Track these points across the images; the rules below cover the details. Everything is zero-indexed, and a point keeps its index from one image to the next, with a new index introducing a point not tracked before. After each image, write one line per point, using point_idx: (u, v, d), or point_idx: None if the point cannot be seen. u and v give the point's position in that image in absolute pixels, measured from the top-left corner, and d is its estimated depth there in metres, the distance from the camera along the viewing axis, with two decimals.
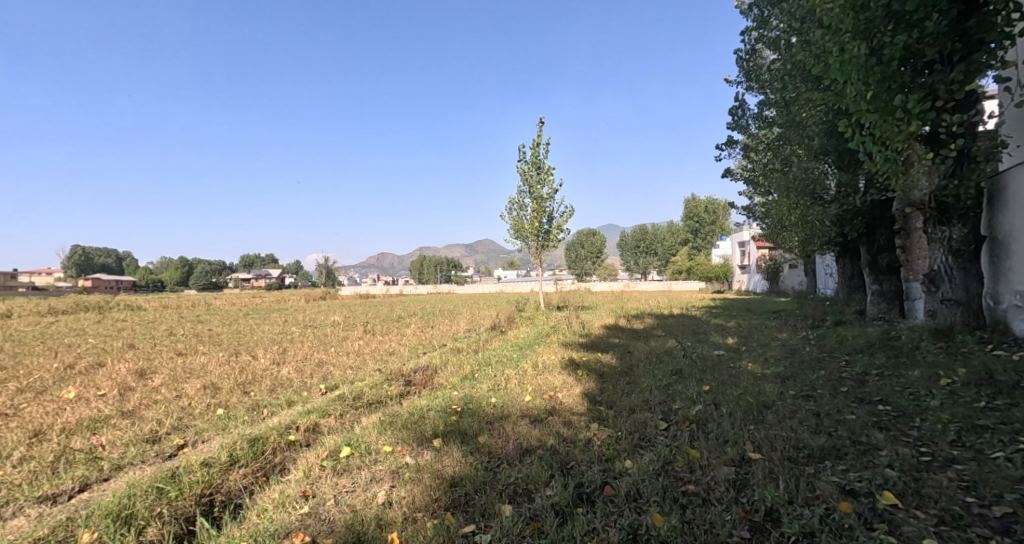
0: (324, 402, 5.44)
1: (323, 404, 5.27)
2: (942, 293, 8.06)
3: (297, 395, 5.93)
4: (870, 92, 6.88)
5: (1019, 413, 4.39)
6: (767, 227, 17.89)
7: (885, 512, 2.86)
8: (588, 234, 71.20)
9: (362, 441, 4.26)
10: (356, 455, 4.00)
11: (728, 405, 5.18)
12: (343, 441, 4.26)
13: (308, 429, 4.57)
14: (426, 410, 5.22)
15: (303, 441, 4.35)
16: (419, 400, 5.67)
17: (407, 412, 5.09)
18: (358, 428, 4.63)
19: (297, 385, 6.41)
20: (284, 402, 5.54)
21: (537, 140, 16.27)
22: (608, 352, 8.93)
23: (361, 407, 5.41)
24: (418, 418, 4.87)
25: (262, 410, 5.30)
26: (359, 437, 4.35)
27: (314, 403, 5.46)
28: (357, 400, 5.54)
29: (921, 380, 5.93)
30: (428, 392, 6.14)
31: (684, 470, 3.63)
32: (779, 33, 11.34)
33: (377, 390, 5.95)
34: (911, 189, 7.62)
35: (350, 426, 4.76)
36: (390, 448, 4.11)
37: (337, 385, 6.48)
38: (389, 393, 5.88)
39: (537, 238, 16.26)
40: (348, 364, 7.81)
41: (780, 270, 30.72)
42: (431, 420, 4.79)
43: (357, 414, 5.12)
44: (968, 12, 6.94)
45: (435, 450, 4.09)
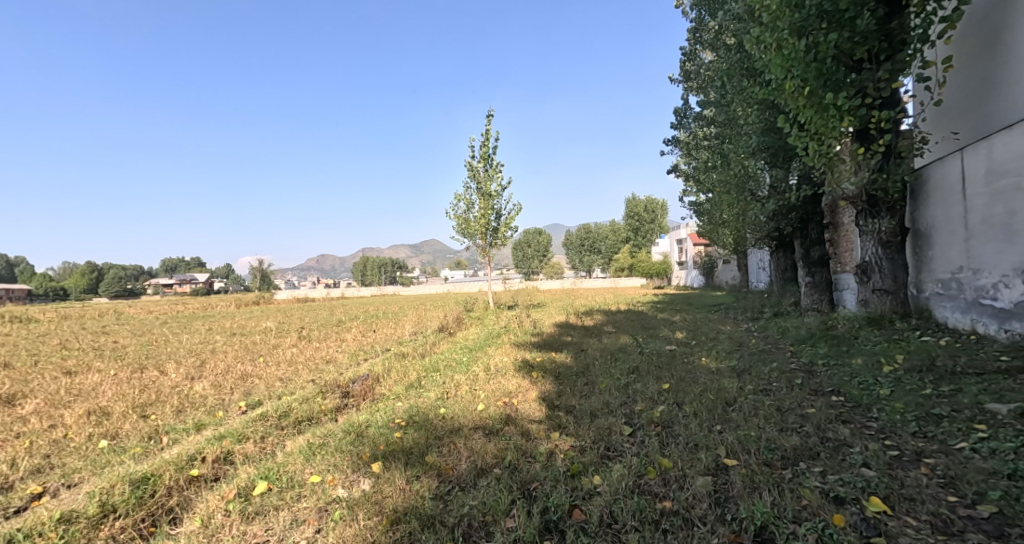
0: (241, 423, 4.67)
1: (240, 427, 4.52)
2: (872, 283, 7.36)
3: (210, 416, 5.12)
4: (806, 89, 6.19)
5: (969, 397, 3.99)
6: (705, 224, 18.33)
7: (877, 522, 2.60)
8: (534, 233, 71.34)
9: (284, 472, 3.62)
10: (274, 491, 3.37)
11: (692, 404, 4.90)
12: (259, 473, 3.58)
13: (217, 459, 3.82)
14: (366, 426, 4.59)
15: (209, 475, 3.62)
16: (357, 415, 5.01)
17: (344, 431, 4.45)
18: (282, 455, 3.96)
19: (211, 404, 5.56)
20: (191, 425, 4.73)
21: (484, 137, 15.62)
22: (562, 351, 8.55)
23: (289, 426, 4.71)
24: (356, 437, 4.25)
25: (161, 437, 4.48)
26: (281, 467, 3.69)
27: (230, 425, 4.70)
28: (283, 419, 4.82)
29: (866, 369, 5.43)
30: (369, 404, 5.48)
31: (658, 484, 3.28)
32: (715, 31, 11.35)
33: (308, 404, 5.22)
34: (838, 186, 7.11)
35: (270, 453, 4.06)
36: (318, 478, 3.49)
37: (261, 400, 5.67)
38: (323, 407, 5.19)
39: (485, 236, 15.65)
40: (276, 375, 6.96)
41: (716, 266, 31.91)
42: (370, 439, 4.17)
43: (281, 436, 4.44)
44: (891, 12, 6.38)
45: (374, 477, 3.52)
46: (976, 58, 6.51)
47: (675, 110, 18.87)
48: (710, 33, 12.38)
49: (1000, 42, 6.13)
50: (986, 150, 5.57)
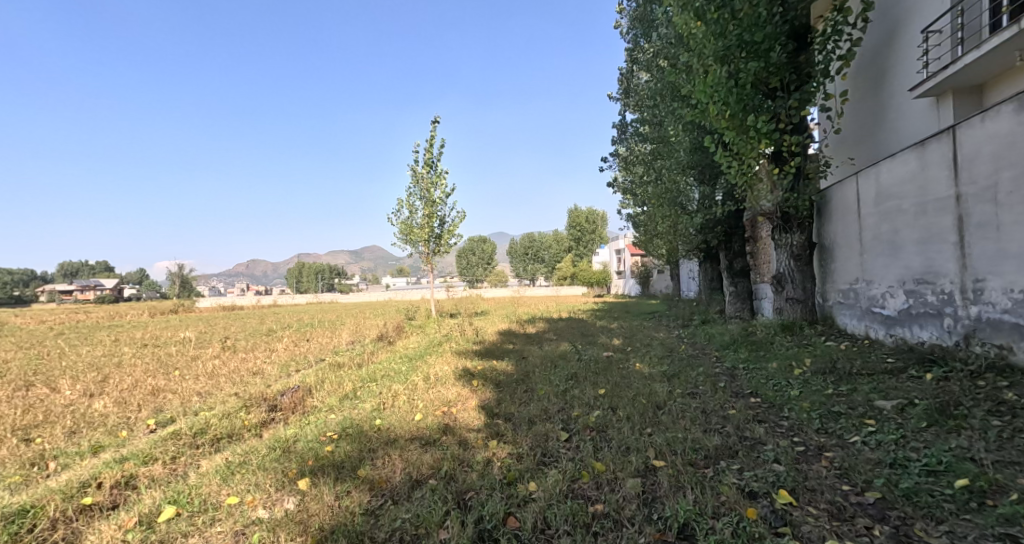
0: (148, 443, 4.37)
1: (147, 447, 4.23)
2: (785, 292, 7.98)
3: (110, 437, 4.73)
4: (728, 113, 6.68)
5: (862, 396, 4.42)
6: (641, 235, 19.13)
7: (784, 513, 2.82)
8: (478, 241, 71.31)
9: (197, 495, 3.43)
10: (185, 516, 3.19)
11: (625, 408, 5.10)
12: (167, 497, 3.38)
13: (116, 484, 3.60)
14: (295, 441, 4.41)
15: (105, 503, 3.38)
16: (284, 429, 4.81)
17: (269, 447, 4.26)
18: (195, 476, 3.74)
19: (113, 423, 5.14)
20: (85, 448, 4.36)
21: (430, 142, 15.46)
22: (503, 359, 8.61)
23: (206, 444, 4.45)
24: (281, 454, 4.09)
25: (47, 463, 4.11)
26: (193, 490, 3.49)
27: (135, 446, 4.38)
28: (198, 436, 4.55)
29: (780, 372, 5.89)
30: (298, 418, 5.27)
31: (591, 487, 3.40)
32: (649, 53, 11.95)
33: (230, 420, 4.95)
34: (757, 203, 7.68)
35: (182, 474, 3.82)
36: (237, 499, 3.34)
37: (174, 417, 5.31)
38: (246, 422, 4.94)
39: (428, 243, 15.46)
40: (193, 390, 6.52)
41: (651, 275, 33.25)
42: (297, 455, 4.03)
43: (195, 455, 4.19)
44: (799, 47, 7.03)
45: (301, 494, 3.41)
46: (869, 92, 7.25)
47: (614, 125, 19.57)
48: (644, 55, 13.02)
49: (887, 79, 6.88)
50: (876, 176, 6.18)
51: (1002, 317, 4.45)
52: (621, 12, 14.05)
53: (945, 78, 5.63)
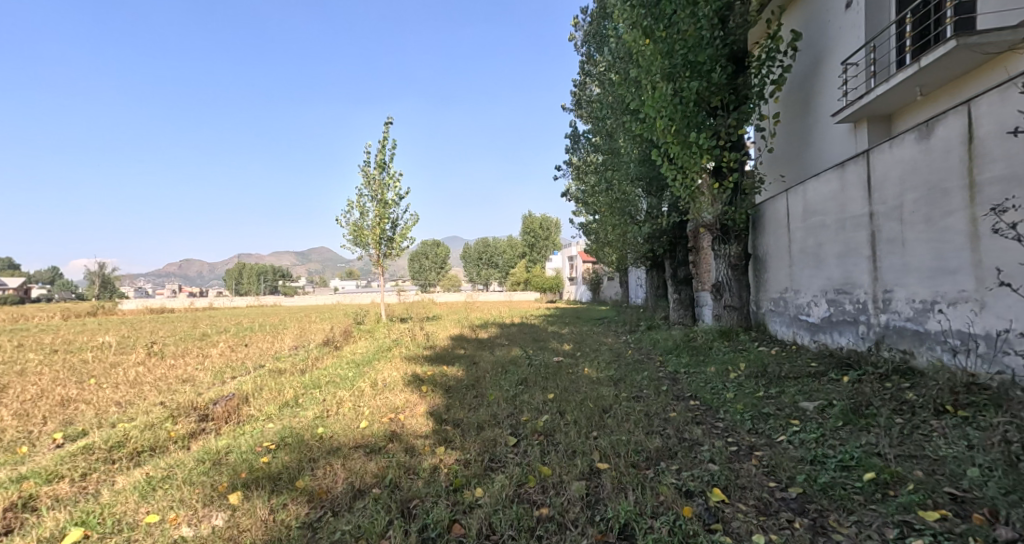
0: (54, 459, 4.05)
1: (52, 464, 3.93)
2: (724, 300, 8.40)
3: (10, 453, 4.35)
4: (673, 128, 6.99)
5: (789, 398, 4.73)
6: (592, 243, 19.59)
7: (717, 510, 2.98)
8: (431, 245, 70.52)
9: (112, 514, 3.23)
10: (97, 537, 3.00)
11: (573, 413, 5.21)
12: (74, 519, 3.16)
13: (12, 506, 3.34)
14: (227, 452, 4.21)
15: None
16: (215, 440, 4.58)
17: (197, 459, 4.05)
18: (109, 493, 3.51)
19: (14, 438, 4.72)
20: None
21: (383, 143, 15.19)
22: (454, 364, 8.56)
23: (124, 458, 4.18)
24: (211, 467, 3.90)
25: None
26: (106, 509, 3.28)
27: (38, 462, 4.06)
28: (114, 450, 4.27)
29: (717, 376, 6.19)
30: (232, 428, 5.03)
31: (537, 491, 3.45)
32: (601, 66, 12.31)
33: (153, 431, 4.67)
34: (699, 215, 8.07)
35: (94, 492, 3.58)
36: (157, 517, 3.17)
37: (87, 430, 4.95)
38: (172, 433, 4.67)
39: (379, 245, 15.15)
40: (112, 400, 6.08)
41: (602, 282, 34.00)
42: (229, 467, 3.86)
43: (110, 471, 3.93)
44: (737, 70, 7.47)
45: (231, 510, 3.27)
46: (799, 115, 7.75)
47: (567, 135, 19.96)
48: (597, 68, 13.39)
49: (814, 104, 7.39)
50: (804, 193, 6.64)
51: (906, 324, 4.87)
52: (576, 25, 14.38)
53: (860, 108, 6.11)
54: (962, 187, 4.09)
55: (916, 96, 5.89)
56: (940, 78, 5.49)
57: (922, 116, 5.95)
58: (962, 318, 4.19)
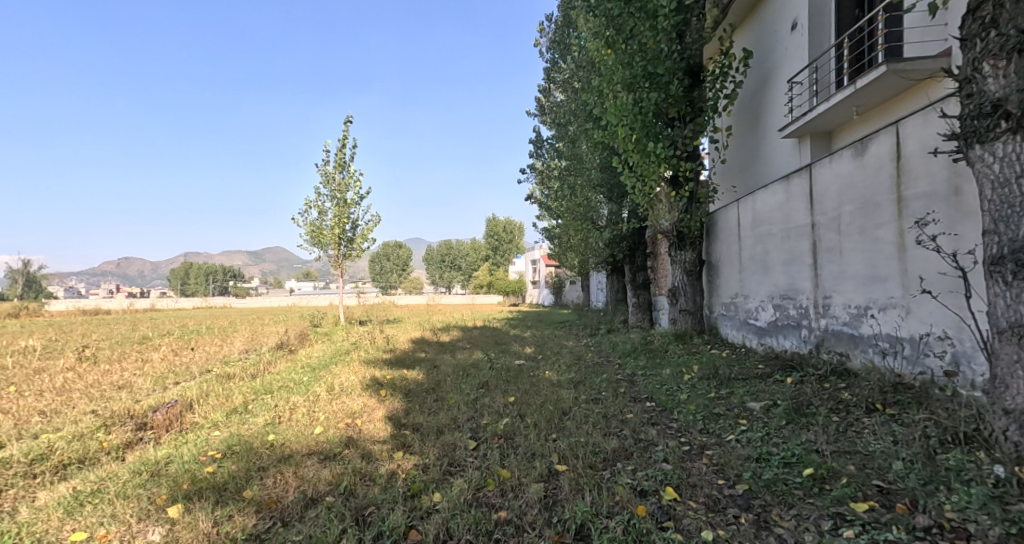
0: None
1: None
2: (679, 304, 8.67)
3: None
4: (633, 137, 7.18)
5: (738, 398, 4.93)
6: (555, 247, 19.81)
7: (669, 508, 3.08)
8: (392, 247, 69.46)
9: (32, 533, 3.04)
10: None
11: (533, 416, 5.25)
12: None
13: None
14: (167, 463, 4.03)
15: None
16: (154, 450, 4.36)
17: (133, 471, 3.85)
18: (30, 510, 3.30)
19: None
20: None
21: (343, 142, 14.88)
22: (414, 368, 8.47)
23: (47, 472, 3.93)
24: (149, 479, 3.72)
25: None
26: (25, 527, 3.09)
27: None
28: (34, 465, 4.01)
29: (672, 378, 6.39)
30: (173, 437, 4.80)
31: (496, 495, 3.47)
32: (564, 74, 12.51)
33: (83, 443, 4.41)
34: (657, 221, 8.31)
35: (12, 510, 3.36)
36: (83, 536, 3.01)
37: (8, 442, 4.61)
38: (104, 444, 4.43)
39: (338, 246, 14.80)
40: (36, 409, 5.70)
41: (564, 286, 34.38)
42: (169, 479, 3.70)
43: (31, 487, 3.69)
44: (693, 83, 7.76)
45: (170, 524, 3.13)
46: (750, 129, 8.11)
47: (531, 140, 20.14)
48: (560, 76, 13.59)
49: (763, 119, 7.75)
50: (753, 203, 6.96)
51: (843, 328, 5.18)
52: (541, 32, 14.53)
53: (804, 124, 6.46)
54: (891, 202, 4.39)
55: (853, 116, 6.23)
56: (874, 100, 5.82)
57: (858, 134, 6.31)
58: (891, 323, 4.50)
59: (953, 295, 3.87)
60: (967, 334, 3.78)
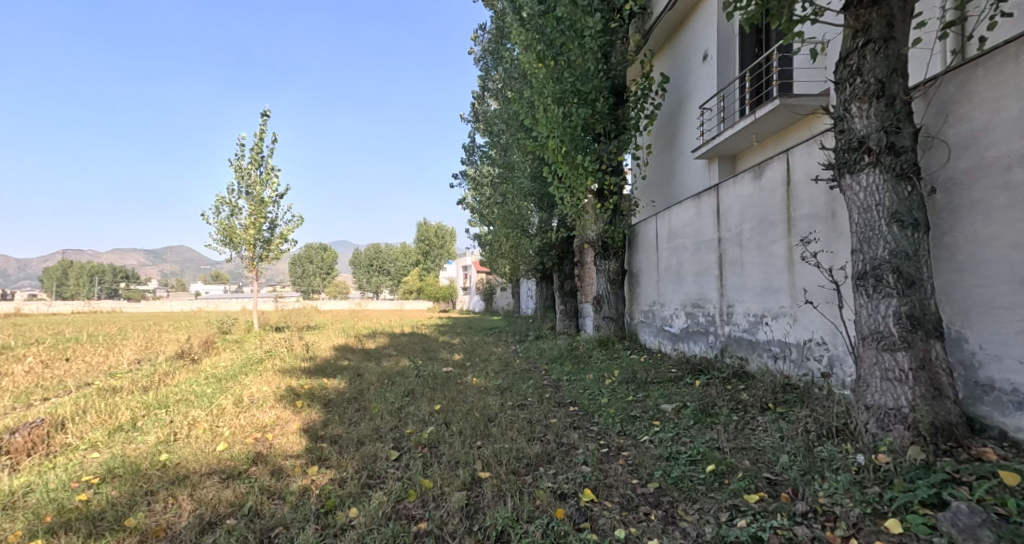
0: None
1: None
2: (603, 312, 9.02)
3: None
4: (562, 149, 7.42)
5: (653, 401, 5.21)
6: (486, 253, 19.89)
7: (586, 509, 3.20)
8: (316, 249, 66.44)
9: None
10: None
11: (458, 423, 5.24)
12: None
13: None
14: (26, 493, 3.60)
15: None
16: (13, 478, 3.87)
17: None
18: None
19: None
20: None
21: (261, 137, 14.03)
22: (336, 376, 8.14)
23: None
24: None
25: None
26: None
27: None
28: None
29: (595, 383, 6.63)
30: (36, 462, 4.29)
31: (416, 506, 3.43)
32: (497, 84, 12.67)
33: None
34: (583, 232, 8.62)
35: None
36: None
37: None
38: None
39: (253, 247, 13.92)
40: None
41: (495, 292, 34.55)
42: (27, 512, 3.32)
43: None
44: (618, 102, 8.16)
45: None
46: (668, 149, 8.64)
47: (465, 146, 20.13)
48: (493, 85, 13.74)
49: (679, 140, 8.30)
50: (669, 217, 7.43)
51: (743, 334, 5.65)
52: (475, 40, 14.61)
53: (713, 146, 6.99)
54: (782, 221, 4.88)
55: (753, 142, 6.82)
56: (771, 129, 6.41)
57: (757, 159, 6.92)
58: (781, 330, 4.97)
59: (829, 306, 4.36)
60: (840, 340, 4.26)
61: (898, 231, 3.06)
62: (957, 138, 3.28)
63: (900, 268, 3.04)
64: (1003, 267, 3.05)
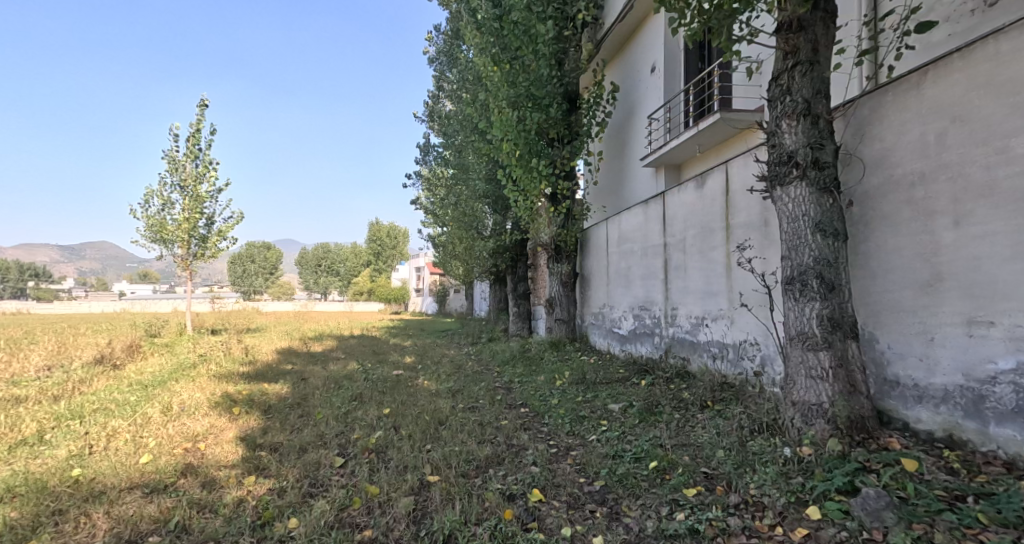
0: None
1: None
2: (555, 314, 9.16)
3: None
4: (517, 152, 7.48)
5: (601, 401, 5.35)
6: (440, 255, 19.71)
7: (534, 509, 3.25)
8: (261, 249, 63.65)
9: None
10: None
11: (408, 427, 5.18)
12: None
13: None
14: None
15: None
16: None
17: None
18: None
19: None
20: None
21: (196, 127, 13.25)
22: (278, 381, 7.84)
23: None
24: None
25: None
26: None
27: None
28: None
29: (546, 384, 6.73)
30: None
31: (361, 513, 3.37)
32: (452, 85, 12.62)
33: None
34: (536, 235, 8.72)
35: None
36: None
37: None
38: None
39: (187, 244, 13.16)
40: None
41: (448, 294, 34.29)
42: None
43: None
44: (572, 108, 8.31)
45: None
46: (618, 156, 8.89)
47: (420, 146, 19.90)
48: (448, 86, 13.66)
49: (628, 148, 8.56)
50: (618, 222, 7.65)
51: (685, 335, 5.90)
52: (429, 40, 14.49)
53: (659, 155, 7.26)
54: (721, 228, 5.14)
55: (696, 152, 7.13)
56: (712, 141, 6.73)
57: (700, 168, 7.24)
58: (720, 331, 5.23)
59: (761, 308, 4.63)
60: (770, 341, 4.53)
61: (821, 240, 3.31)
62: (871, 155, 3.57)
63: (822, 274, 3.29)
64: (909, 274, 3.35)
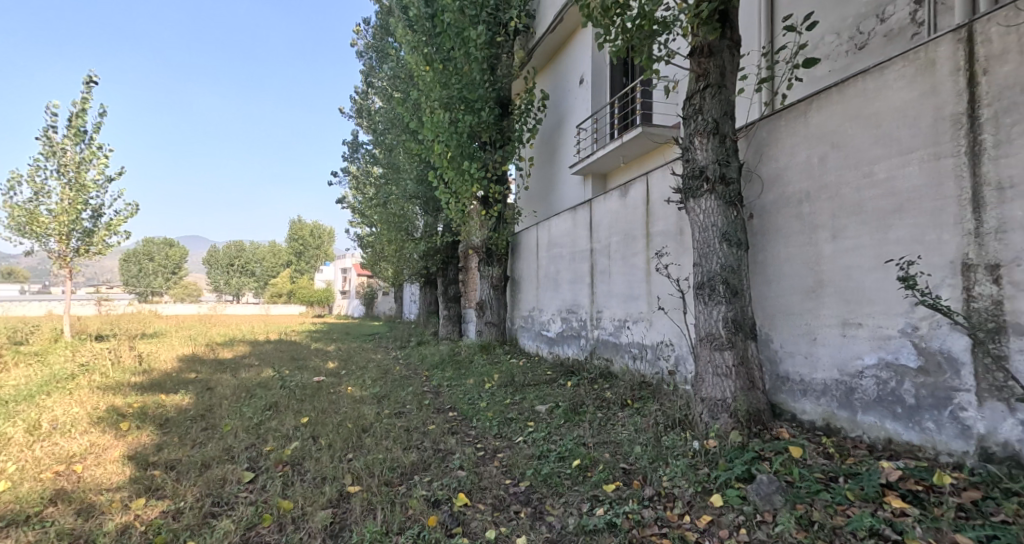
0: None
1: None
2: (485, 317, 9.22)
3: None
4: (449, 154, 7.46)
5: (528, 403, 5.45)
6: (368, 256, 19.13)
7: (459, 514, 3.25)
8: (166, 246, 58.47)
9: None
10: None
11: (328, 436, 4.98)
12: None
13: None
14: None
15: None
16: None
17: None
18: None
19: None
20: None
21: (82, 110, 11.87)
22: (180, 391, 7.23)
23: None
24: None
25: None
26: None
27: None
28: None
29: (475, 387, 6.74)
30: None
31: (273, 531, 3.21)
32: (382, 82, 12.33)
33: None
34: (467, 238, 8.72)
35: None
36: None
37: None
38: None
39: (68, 240, 11.76)
40: None
41: (375, 296, 33.32)
42: None
43: None
44: (505, 113, 8.42)
45: None
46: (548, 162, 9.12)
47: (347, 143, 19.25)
48: (377, 83, 13.32)
49: (558, 156, 8.82)
50: (548, 227, 7.86)
51: (608, 337, 6.16)
52: (357, 34, 14.05)
53: (587, 164, 7.54)
54: (642, 235, 5.43)
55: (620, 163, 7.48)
56: (634, 153, 7.10)
57: (623, 178, 7.60)
58: (640, 333, 5.51)
59: (676, 312, 4.94)
60: (683, 341, 4.85)
61: (726, 249, 3.60)
62: (768, 174, 3.94)
63: (728, 280, 3.58)
64: (798, 281, 3.72)
